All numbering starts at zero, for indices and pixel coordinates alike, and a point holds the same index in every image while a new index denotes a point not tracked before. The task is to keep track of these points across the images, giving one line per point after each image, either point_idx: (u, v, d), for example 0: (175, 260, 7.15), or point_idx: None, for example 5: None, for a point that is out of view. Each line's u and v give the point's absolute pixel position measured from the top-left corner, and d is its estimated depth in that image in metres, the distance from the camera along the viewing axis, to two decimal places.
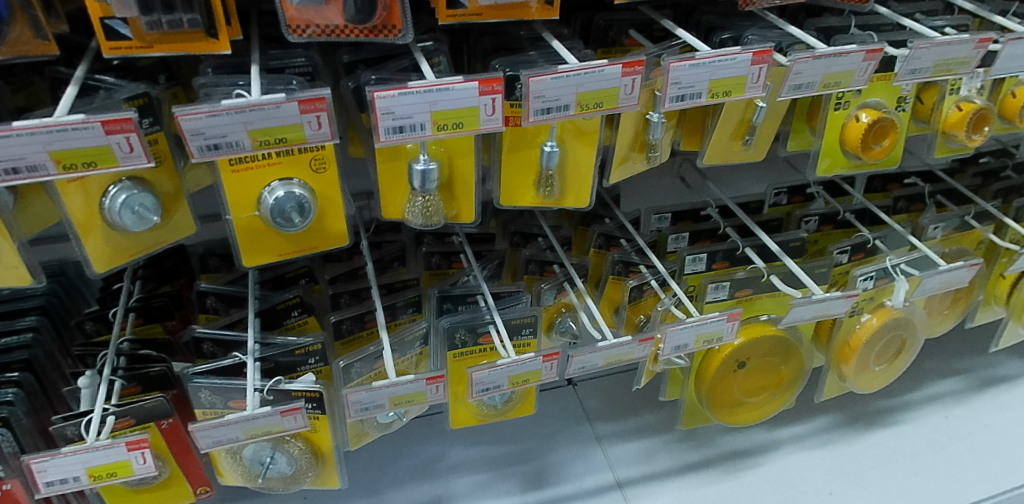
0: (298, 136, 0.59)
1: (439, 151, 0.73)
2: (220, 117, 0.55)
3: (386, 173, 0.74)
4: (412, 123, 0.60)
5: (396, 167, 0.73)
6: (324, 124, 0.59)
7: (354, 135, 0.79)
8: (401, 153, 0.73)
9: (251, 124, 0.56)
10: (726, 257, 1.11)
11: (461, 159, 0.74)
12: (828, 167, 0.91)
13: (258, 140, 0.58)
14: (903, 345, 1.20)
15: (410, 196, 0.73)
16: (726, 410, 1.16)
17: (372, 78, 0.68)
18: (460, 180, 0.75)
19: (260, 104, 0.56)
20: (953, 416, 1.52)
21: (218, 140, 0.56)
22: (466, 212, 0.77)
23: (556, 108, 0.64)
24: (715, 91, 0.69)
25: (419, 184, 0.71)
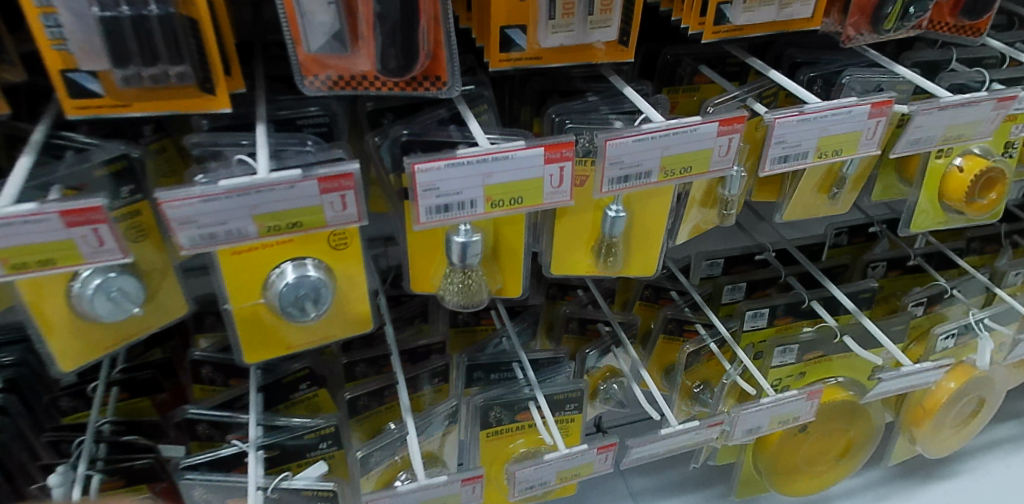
0: (317, 220, 0.46)
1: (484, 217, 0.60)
2: (219, 201, 0.43)
3: (416, 245, 0.61)
4: (460, 200, 0.48)
5: (430, 237, 0.61)
6: (349, 203, 0.46)
7: (377, 194, 0.66)
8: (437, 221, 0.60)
9: (257, 208, 0.44)
10: (789, 311, 0.99)
11: (507, 226, 0.61)
12: (924, 221, 0.79)
13: (266, 225, 0.45)
14: (982, 406, 1.08)
15: (447, 270, 0.61)
16: (786, 478, 1.04)
17: (404, 133, 0.56)
18: (505, 250, 0.63)
19: (269, 184, 0.43)
20: (1015, 464, 1.39)
21: (215, 228, 0.44)
22: (513, 286, 0.65)
23: (637, 175, 0.52)
24: (823, 149, 0.56)
25: (458, 259, 0.58)
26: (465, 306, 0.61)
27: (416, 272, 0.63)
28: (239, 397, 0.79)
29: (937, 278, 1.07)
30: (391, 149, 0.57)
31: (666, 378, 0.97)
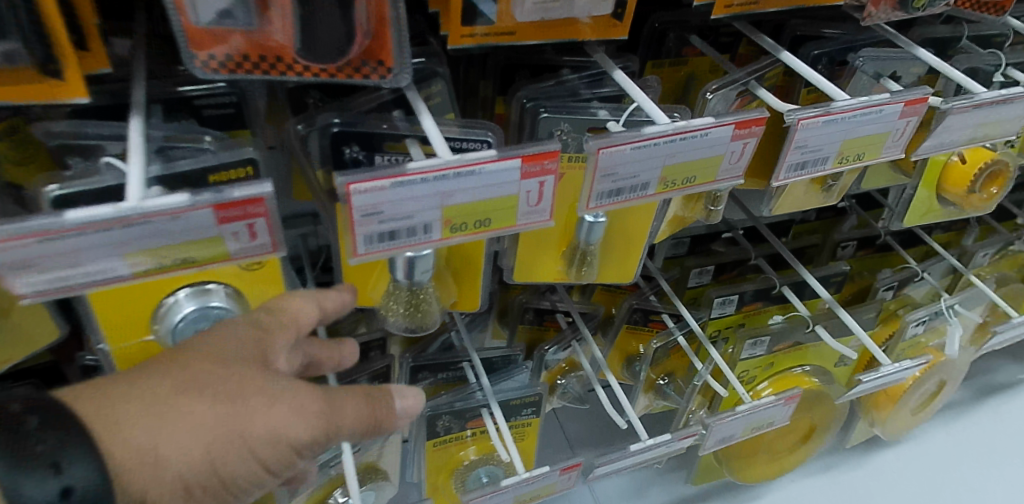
0: (216, 253, 0.35)
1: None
2: (73, 240, 0.31)
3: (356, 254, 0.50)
4: (409, 225, 0.37)
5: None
6: (260, 234, 0.35)
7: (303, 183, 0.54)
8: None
9: (128, 245, 0.32)
10: (758, 296, 0.92)
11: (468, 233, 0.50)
12: (917, 215, 0.72)
13: (142, 264, 0.34)
14: (942, 388, 1.05)
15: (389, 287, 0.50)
16: (745, 464, 1.00)
17: (334, 122, 0.44)
18: (464, 257, 0.52)
19: (144, 216, 0.31)
20: (954, 431, 1.41)
21: (70, 272, 0.32)
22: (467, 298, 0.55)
23: (631, 188, 0.42)
24: (845, 153, 0.48)
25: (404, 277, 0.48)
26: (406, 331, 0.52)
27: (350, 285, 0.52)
28: None
29: (908, 260, 1.02)
30: (320, 141, 0.45)
31: (628, 370, 0.90)
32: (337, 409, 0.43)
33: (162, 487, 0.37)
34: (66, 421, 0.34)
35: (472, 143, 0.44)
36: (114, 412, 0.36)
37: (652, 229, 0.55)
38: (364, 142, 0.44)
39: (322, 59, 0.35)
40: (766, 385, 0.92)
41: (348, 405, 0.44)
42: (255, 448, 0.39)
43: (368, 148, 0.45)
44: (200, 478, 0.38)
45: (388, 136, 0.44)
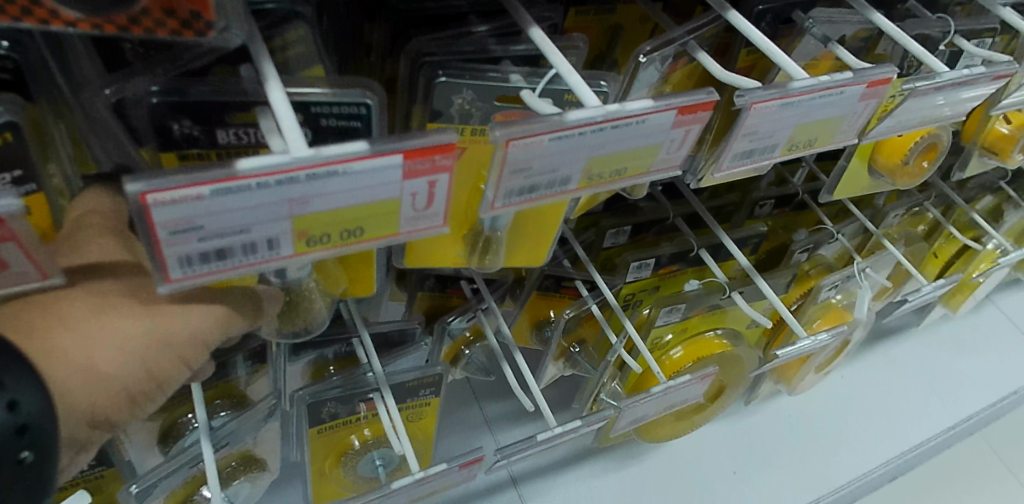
0: None
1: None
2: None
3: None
4: (244, 242, 0.27)
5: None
6: (9, 261, 0.34)
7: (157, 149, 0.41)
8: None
9: None
10: (675, 259, 0.86)
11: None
12: (848, 186, 0.67)
13: None
14: (846, 345, 1.05)
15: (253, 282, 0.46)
16: (651, 426, 0.97)
17: (153, 91, 0.37)
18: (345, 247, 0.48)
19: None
20: (847, 375, 1.51)
21: None
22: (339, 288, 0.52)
23: (548, 184, 0.33)
24: (795, 140, 0.41)
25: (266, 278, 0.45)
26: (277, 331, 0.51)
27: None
28: None
29: (823, 219, 1.00)
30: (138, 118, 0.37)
31: (537, 335, 0.84)
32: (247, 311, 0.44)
33: (103, 396, 0.38)
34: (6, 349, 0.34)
35: (343, 109, 0.38)
36: (43, 336, 0.37)
37: (569, 212, 0.47)
38: (196, 115, 0.38)
39: (88, 8, 0.28)
40: (678, 348, 0.87)
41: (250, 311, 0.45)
42: (181, 350, 0.41)
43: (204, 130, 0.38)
44: (137, 384, 0.39)
45: (229, 106, 0.38)
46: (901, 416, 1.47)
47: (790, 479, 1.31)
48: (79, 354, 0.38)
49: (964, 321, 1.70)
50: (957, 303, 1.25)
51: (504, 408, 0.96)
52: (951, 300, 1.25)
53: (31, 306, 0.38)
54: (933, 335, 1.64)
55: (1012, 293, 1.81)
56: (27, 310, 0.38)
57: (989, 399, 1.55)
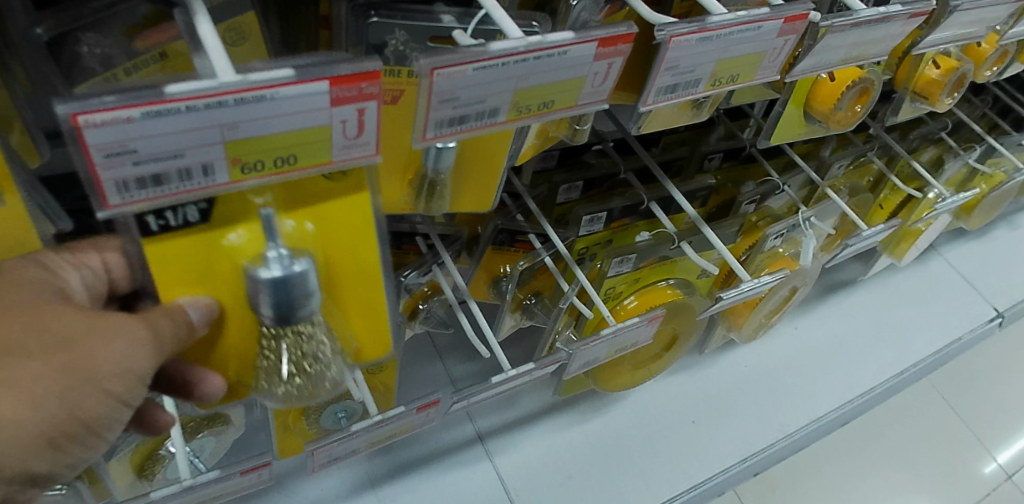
0: None
1: (339, 256, 0.47)
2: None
3: (191, 280, 0.44)
4: (178, 167, 0.29)
5: (213, 268, 0.44)
6: None
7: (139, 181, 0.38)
8: (209, 245, 0.43)
9: None
10: (626, 212, 0.89)
11: (350, 266, 0.48)
12: (785, 131, 0.70)
13: None
14: (794, 293, 1.09)
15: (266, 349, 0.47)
16: (609, 375, 1.01)
17: None
18: (351, 299, 0.50)
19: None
20: (801, 326, 1.57)
21: None
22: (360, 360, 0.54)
23: (478, 115, 0.35)
24: (718, 75, 0.43)
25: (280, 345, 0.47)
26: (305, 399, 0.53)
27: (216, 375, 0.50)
28: None
29: (769, 172, 1.04)
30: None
31: (494, 289, 0.86)
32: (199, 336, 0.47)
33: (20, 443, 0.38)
34: None
35: None
36: None
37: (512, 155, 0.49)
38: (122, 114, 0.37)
39: None
40: (633, 297, 0.91)
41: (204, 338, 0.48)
42: (103, 386, 0.41)
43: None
44: (58, 429, 0.39)
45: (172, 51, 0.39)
46: (853, 363, 1.54)
47: (745, 426, 1.37)
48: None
49: (913, 272, 1.77)
50: (902, 251, 1.30)
51: (466, 364, 0.98)
52: (896, 249, 1.30)
53: None
54: (884, 286, 1.72)
55: (959, 243, 1.88)
56: None
57: (936, 345, 1.63)
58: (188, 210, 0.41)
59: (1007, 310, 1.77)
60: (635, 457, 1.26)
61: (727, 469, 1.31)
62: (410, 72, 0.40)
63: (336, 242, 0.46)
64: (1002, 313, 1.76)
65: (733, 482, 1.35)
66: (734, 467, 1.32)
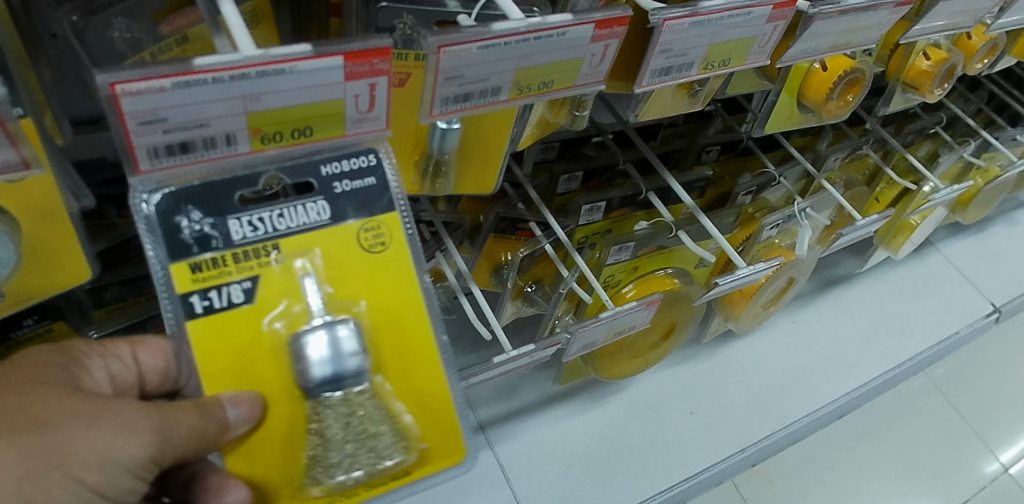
0: None
1: (383, 341, 0.51)
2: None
3: (239, 368, 0.48)
4: (204, 135, 0.32)
5: (258, 356, 0.48)
6: None
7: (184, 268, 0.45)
8: (255, 328, 0.48)
9: None
10: (626, 202, 0.92)
11: (396, 353, 0.52)
12: (779, 121, 0.72)
13: None
14: (790, 284, 1.11)
15: (324, 440, 0.48)
16: (608, 364, 1.03)
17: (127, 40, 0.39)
18: (410, 372, 0.53)
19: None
20: (799, 320, 1.59)
21: None
22: (419, 475, 0.54)
23: (481, 93, 0.37)
24: (710, 59, 0.45)
25: (336, 440, 0.48)
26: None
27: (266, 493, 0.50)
28: None
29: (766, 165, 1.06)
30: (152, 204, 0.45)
31: (496, 277, 0.88)
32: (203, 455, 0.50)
33: None
34: None
35: None
36: None
37: (513, 136, 0.52)
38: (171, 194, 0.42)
39: None
40: (631, 285, 0.93)
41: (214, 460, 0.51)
42: (69, 473, 0.46)
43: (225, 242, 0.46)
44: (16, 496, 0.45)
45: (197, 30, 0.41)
46: (850, 356, 1.56)
47: (743, 416, 1.39)
48: None
49: (911, 267, 1.79)
50: (898, 245, 1.30)
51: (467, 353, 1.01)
52: (893, 242, 1.30)
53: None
54: (882, 281, 1.73)
55: (957, 239, 1.89)
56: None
57: (933, 339, 1.65)
58: (233, 291, 0.47)
59: (1004, 305, 1.79)
60: (634, 448, 1.28)
61: (725, 459, 1.33)
62: (418, 55, 0.42)
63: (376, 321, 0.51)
64: (999, 308, 1.78)
65: (731, 473, 1.37)
66: (731, 457, 1.34)
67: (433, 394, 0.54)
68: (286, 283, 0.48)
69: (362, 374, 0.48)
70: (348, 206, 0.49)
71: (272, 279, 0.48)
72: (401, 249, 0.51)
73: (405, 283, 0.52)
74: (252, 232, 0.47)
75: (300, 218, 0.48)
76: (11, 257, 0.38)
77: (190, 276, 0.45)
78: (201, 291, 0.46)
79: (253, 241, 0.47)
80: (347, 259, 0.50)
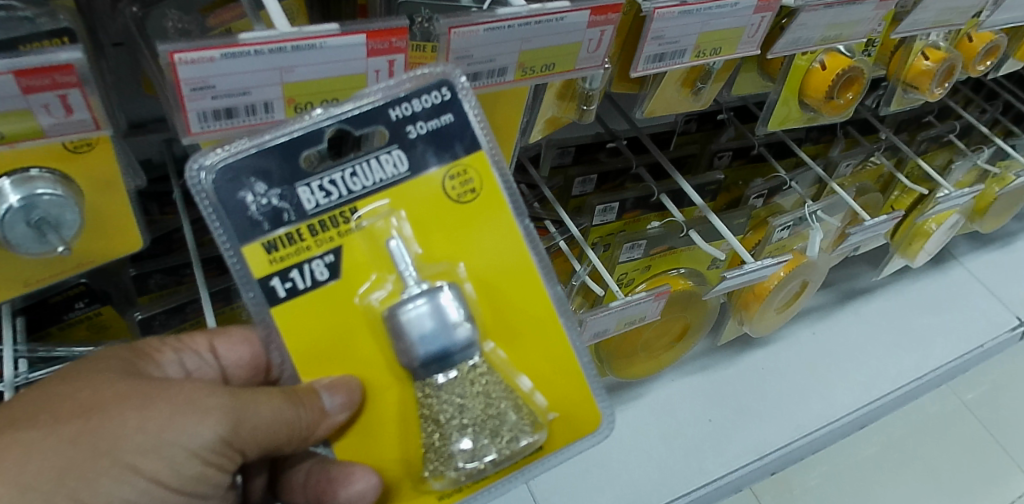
0: (29, 129, 0.37)
1: (485, 304, 0.55)
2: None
3: (339, 338, 0.52)
4: (247, 103, 0.44)
5: (354, 326, 0.52)
6: (72, 105, 0.37)
7: (253, 248, 0.47)
8: (347, 300, 0.51)
9: None
10: (638, 204, 0.95)
11: (500, 312, 0.55)
12: (782, 118, 0.76)
13: None
14: (804, 288, 1.13)
15: (439, 424, 0.52)
16: (625, 364, 1.06)
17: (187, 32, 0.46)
18: (527, 342, 0.56)
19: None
20: (819, 331, 1.60)
21: None
22: (558, 445, 0.58)
23: (489, 71, 0.50)
24: (701, 48, 0.49)
25: (455, 424, 0.52)
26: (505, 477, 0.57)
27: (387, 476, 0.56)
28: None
29: (778, 170, 1.08)
30: (214, 186, 0.46)
31: None
32: (274, 433, 0.53)
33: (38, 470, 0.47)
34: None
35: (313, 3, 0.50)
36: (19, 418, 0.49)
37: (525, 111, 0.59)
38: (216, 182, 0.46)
39: None
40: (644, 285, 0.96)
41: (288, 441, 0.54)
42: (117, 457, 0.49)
43: (298, 211, 0.47)
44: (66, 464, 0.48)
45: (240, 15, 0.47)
46: (871, 366, 1.56)
47: (763, 424, 1.41)
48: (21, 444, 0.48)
49: (933, 279, 1.79)
50: (913, 252, 1.30)
51: None
52: (908, 249, 1.30)
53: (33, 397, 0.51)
54: (904, 293, 1.74)
55: (980, 253, 1.89)
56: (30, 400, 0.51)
57: (956, 352, 1.64)
58: (316, 266, 0.49)
59: None
60: (651, 453, 1.32)
61: (744, 465, 1.34)
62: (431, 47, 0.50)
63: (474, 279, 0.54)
64: None
65: (749, 480, 1.38)
66: (750, 464, 1.35)
67: (548, 357, 0.57)
68: (371, 247, 0.51)
69: (465, 345, 0.50)
70: (423, 147, 0.50)
71: (355, 244, 0.50)
72: (487, 198, 0.53)
73: (494, 236, 0.54)
74: (325, 199, 0.48)
75: (376, 174, 0.49)
76: (78, 222, 0.41)
77: (267, 258, 0.47)
78: (281, 271, 0.48)
79: (328, 206, 0.48)
80: (428, 212, 0.51)
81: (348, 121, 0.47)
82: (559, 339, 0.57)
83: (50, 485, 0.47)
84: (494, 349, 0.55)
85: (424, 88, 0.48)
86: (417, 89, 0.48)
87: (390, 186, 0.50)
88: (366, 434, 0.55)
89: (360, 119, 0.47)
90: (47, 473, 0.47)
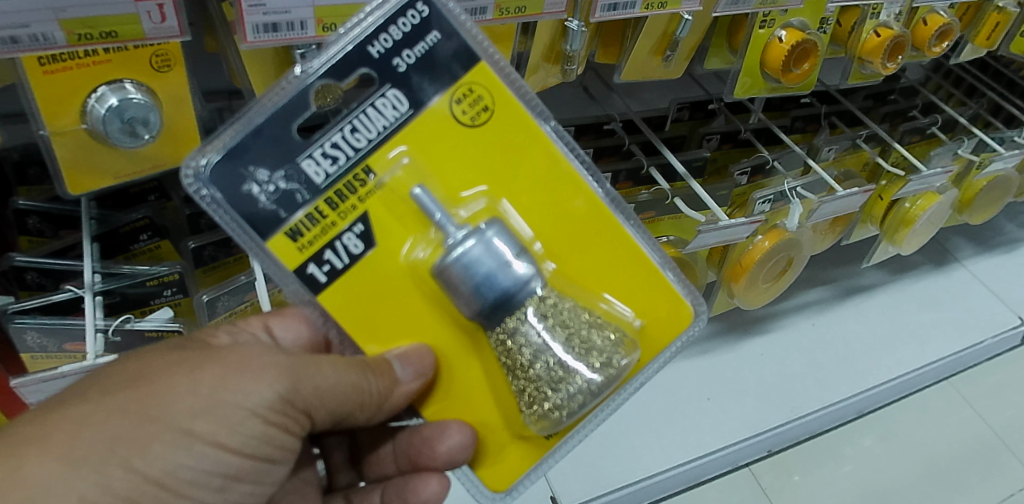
0: (134, 31, 0.52)
1: (542, 239, 0.68)
2: (15, 1, 0.47)
3: (392, 294, 0.66)
4: (288, 20, 0.59)
5: (404, 277, 0.66)
6: (166, 15, 0.52)
7: (277, 240, 0.61)
8: (394, 259, 0.65)
9: (63, 12, 0.48)
10: (630, 177, 1.07)
11: (548, 235, 0.68)
12: (747, 87, 0.86)
13: (75, 33, 0.50)
14: (791, 264, 1.22)
15: (524, 367, 0.64)
16: None
17: None
18: (584, 267, 0.69)
19: None
20: (819, 323, 1.63)
21: (17, 31, 0.48)
22: (655, 342, 0.72)
23: (473, 9, 0.65)
24: (650, 1, 0.71)
25: (558, 359, 0.63)
26: (617, 389, 0.71)
27: (484, 428, 0.72)
28: (71, 247, 0.82)
29: (762, 151, 1.19)
30: (230, 203, 0.60)
31: None
32: (339, 397, 0.67)
33: (113, 418, 0.59)
34: (67, 398, 0.61)
35: None
36: (90, 387, 0.61)
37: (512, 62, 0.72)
38: (237, 204, 0.60)
39: None
40: None
41: (356, 407, 0.69)
42: (164, 419, 0.60)
43: (309, 187, 0.60)
44: (131, 424, 0.59)
45: None
46: (870, 356, 1.60)
47: (758, 404, 1.47)
48: (85, 408, 0.59)
49: (939, 276, 1.81)
50: (900, 237, 1.35)
51: None
52: (895, 235, 1.35)
53: (103, 373, 0.63)
54: (907, 288, 1.76)
55: (988, 252, 1.90)
56: (102, 372, 0.63)
57: (957, 345, 1.66)
58: (351, 237, 0.63)
59: None
60: (651, 424, 1.41)
61: (739, 441, 1.41)
62: None
63: (513, 205, 0.67)
64: None
65: (746, 456, 1.45)
66: (745, 440, 1.42)
67: (608, 266, 0.69)
68: (391, 197, 0.63)
69: (516, 282, 0.60)
70: (414, 77, 0.61)
71: (377, 200, 0.63)
72: (493, 116, 0.65)
73: (522, 165, 0.66)
74: (329, 166, 0.61)
75: (377, 122, 0.61)
76: (157, 122, 0.56)
77: (294, 247, 0.61)
78: (312, 256, 0.62)
79: (337, 172, 0.61)
80: (433, 155, 0.64)
81: (334, 72, 0.59)
82: (619, 247, 0.69)
83: (109, 452, 0.58)
84: (554, 269, 0.68)
85: (401, 12, 0.60)
86: (394, 15, 0.60)
87: (390, 132, 0.62)
88: (460, 396, 0.71)
89: (346, 62, 0.59)
90: (117, 423, 0.59)
